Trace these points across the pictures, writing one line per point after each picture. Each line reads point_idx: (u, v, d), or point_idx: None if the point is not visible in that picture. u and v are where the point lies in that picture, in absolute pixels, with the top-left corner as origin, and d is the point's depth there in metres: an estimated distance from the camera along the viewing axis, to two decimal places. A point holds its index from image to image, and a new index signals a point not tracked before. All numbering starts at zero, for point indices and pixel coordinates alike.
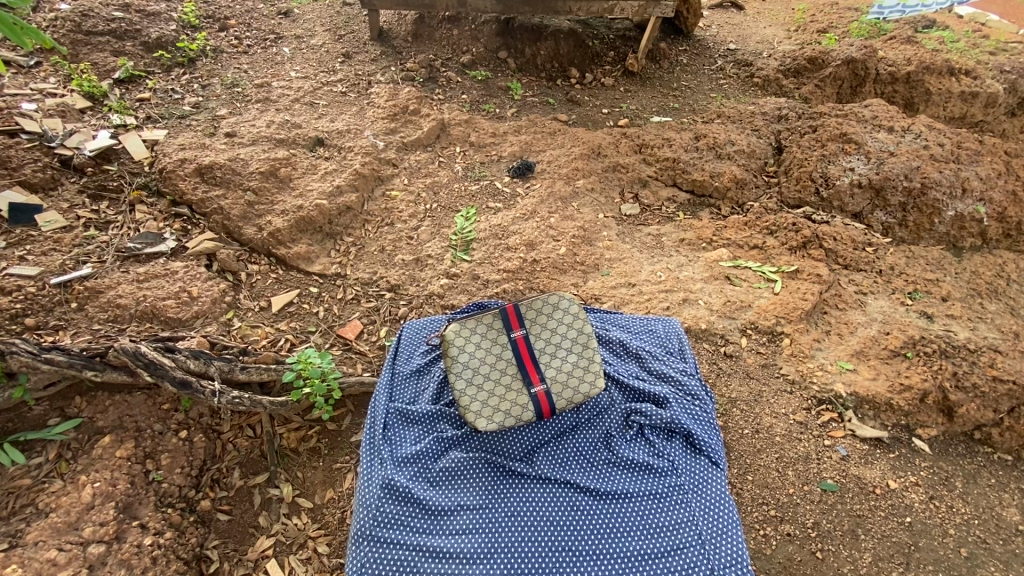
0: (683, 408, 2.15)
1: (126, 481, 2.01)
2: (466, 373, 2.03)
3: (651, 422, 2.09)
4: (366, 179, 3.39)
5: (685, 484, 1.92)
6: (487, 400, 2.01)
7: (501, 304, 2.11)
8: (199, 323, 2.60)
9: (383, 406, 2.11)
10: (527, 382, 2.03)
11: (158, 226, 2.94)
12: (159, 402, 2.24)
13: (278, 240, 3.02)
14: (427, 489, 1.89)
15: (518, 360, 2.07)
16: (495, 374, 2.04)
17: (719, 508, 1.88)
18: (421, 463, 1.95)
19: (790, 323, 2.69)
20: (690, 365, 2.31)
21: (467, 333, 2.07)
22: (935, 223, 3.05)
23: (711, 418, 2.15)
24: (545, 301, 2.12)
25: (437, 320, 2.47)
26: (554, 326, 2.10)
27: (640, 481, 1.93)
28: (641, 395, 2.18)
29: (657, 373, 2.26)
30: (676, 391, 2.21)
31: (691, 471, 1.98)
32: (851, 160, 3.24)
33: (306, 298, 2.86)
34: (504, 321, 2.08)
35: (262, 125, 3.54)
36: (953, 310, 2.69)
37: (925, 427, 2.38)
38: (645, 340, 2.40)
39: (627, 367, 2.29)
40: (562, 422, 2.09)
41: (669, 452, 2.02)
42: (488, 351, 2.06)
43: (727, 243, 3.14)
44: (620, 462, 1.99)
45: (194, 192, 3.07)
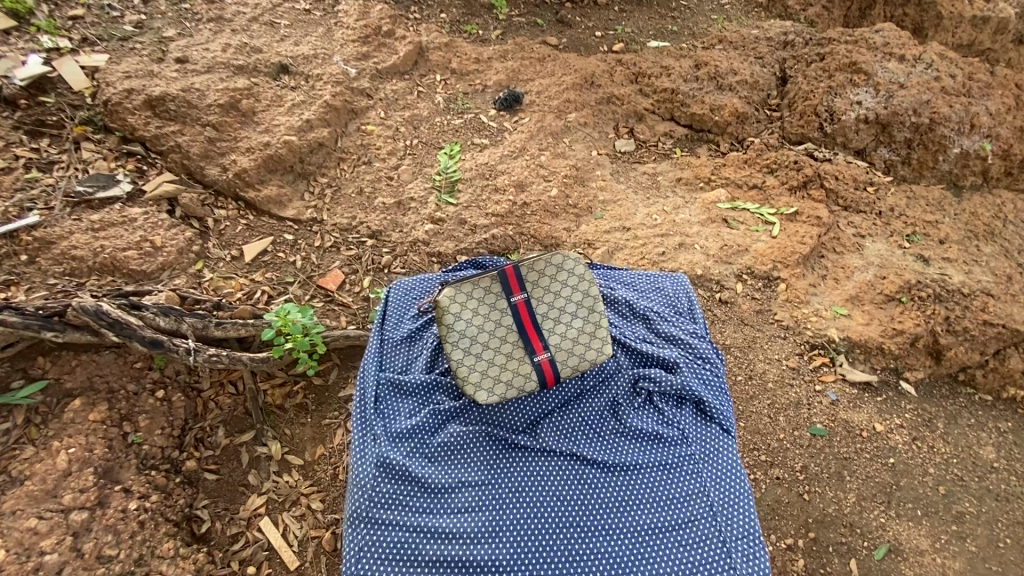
0: (693, 373, 2.09)
1: (104, 445, 1.92)
2: (463, 342, 1.92)
3: (660, 389, 2.04)
4: (338, 113, 3.10)
5: (695, 454, 1.91)
6: (487, 372, 1.92)
7: (500, 266, 1.95)
8: (166, 275, 2.42)
9: (374, 376, 2.01)
10: (530, 350, 1.94)
11: (109, 166, 2.66)
12: (131, 361, 2.11)
13: (246, 182, 2.78)
14: (428, 466, 1.84)
15: (519, 325, 1.95)
16: (495, 341, 1.93)
17: (729, 475, 1.87)
18: (419, 438, 1.89)
19: (786, 268, 2.63)
20: (699, 326, 2.23)
21: (463, 299, 1.93)
22: (938, 161, 2.94)
23: (721, 382, 2.10)
24: (548, 262, 1.97)
25: (427, 280, 2.32)
26: (558, 289, 1.98)
27: (649, 451, 1.91)
28: (650, 361, 2.11)
29: (664, 336, 2.19)
30: (685, 354, 2.15)
31: (700, 439, 1.96)
32: (859, 92, 3.05)
33: (281, 246, 2.68)
34: (503, 284, 1.95)
35: (217, 49, 3.14)
36: (950, 253, 2.64)
37: (913, 370, 2.40)
38: (653, 300, 2.30)
39: (634, 329, 2.21)
40: (566, 391, 2.02)
41: (679, 420, 1.99)
42: (487, 317, 1.94)
43: (725, 182, 3.00)
44: (628, 432, 1.95)
45: (147, 127, 2.76)
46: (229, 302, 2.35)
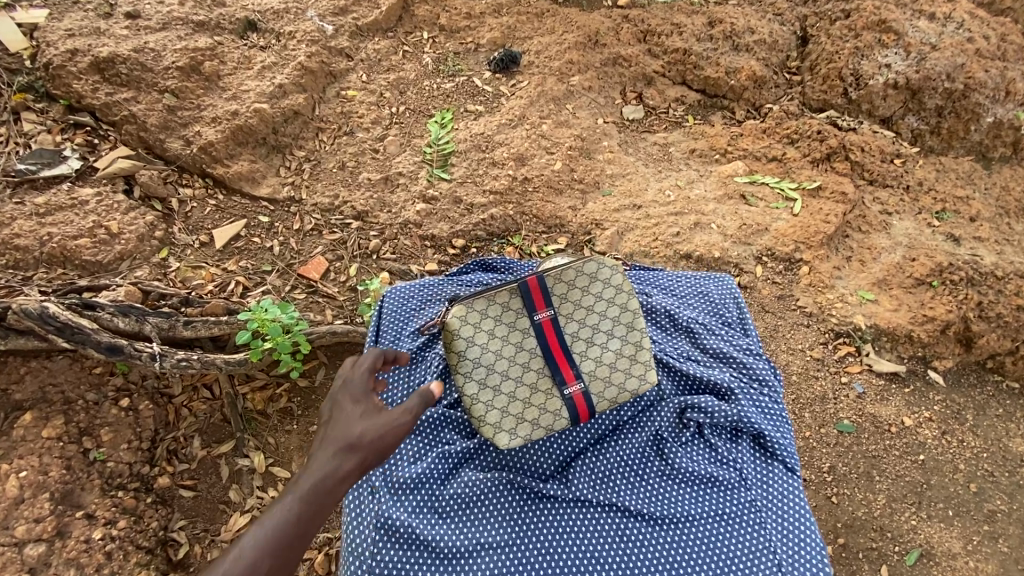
0: (749, 400, 1.80)
1: (61, 466, 1.70)
2: (478, 373, 1.63)
3: (712, 420, 1.74)
4: (315, 76, 2.76)
5: (757, 500, 1.62)
6: (508, 408, 1.64)
7: (522, 277, 1.63)
8: (126, 265, 2.14)
9: None
10: (560, 382, 1.65)
11: (54, 140, 2.33)
12: (89, 366, 1.86)
13: (213, 157, 2.46)
14: (438, 524, 1.55)
15: (545, 350, 1.65)
16: (517, 370, 1.64)
17: (798, 526, 1.59)
18: (425, 489, 1.60)
19: (809, 249, 2.43)
20: (753, 341, 1.94)
21: (477, 318, 1.62)
22: (970, 130, 2.72)
23: (781, 409, 1.81)
24: (578, 271, 1.65)
25: (427, 291, 2.05)
26: (592, 304, 1.67)
27: (702, 498, 1.63)
28: (698, 385, 1.81)
29: (714, 353, 1.89)
30: (739, 375, 1.85)
31: (762, 481, 1.67)
32: (888, 54, 2.79)
33: (256, 230, 2.40)
34: (526, 301, 1.63)
35: (173, 2, 2.75)
36: (981, 232, 2.47)
37: (941, 359, 2.26)
38: (697, 308, 2.01)
39: (678, 345, 1.91)
40: (599, 425, 1.74)
41: (736, 458, 1.70)
42: (506, 342, 1.64)
43: (743, 154, 2.76)
44: (676, 474, 1.67)
45: (96, 94, 2.41)
46: (199, 296, 2.09)
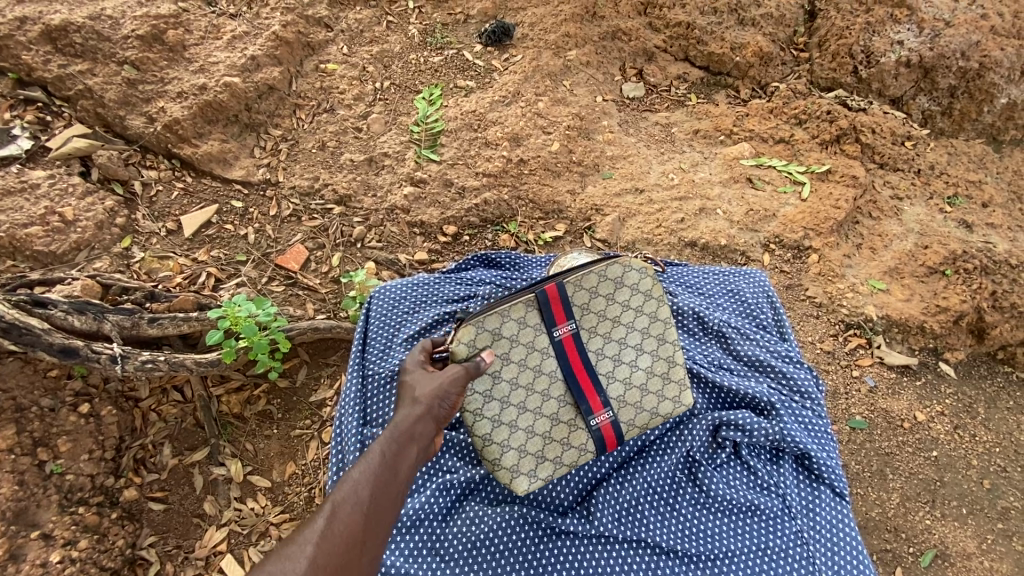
0: (791, 413, 1.65)
1: (12, 482, 1.53)
2: (495, 404, 1.47)
3: (751, 440, 1.61)
4: (291, 48, 2.53)
5: (802, 530, 1.50)
6: (529, 444, 1.49)
7: (542, 283, 1.46)
8: (83, 256, 1.94)
9: (356, 432, 1.62)
10: (589, 410, 1.51)
11: (1, 117, 2.10)
12: (44, 369, 1.67)
13: (180, 136, 2.25)
14: (446, 570, 1.45)
15: (569, 370, 1.50)
16: (538, 398, 1.49)
17: (846, 557, 1.47)
18: (428, 529, 1.50)
19: (819, 236, 2.33)
20: (791, 349, 1.80)
21: (493, 339, 1.44)
22: (983, 111, 2.62)
23: (825, 424, 1.67)
24: (601, 276, 1.49)
25: (416, 292, 1.88)
26: (619, 314, 1.52)
27: (740, 530, 1.51)
28: (736, 401, 1.67)
29: (748, 362, 1.74)
30: (779, 388, 1.70)
31: (806, 508, 1.55)
32: (901, 30, 2.65)
33: (230, 217, 2.21)
34: (549, 314, 1.47)
35: None
36: (994, 218, 2.38)
37: (952, 350, 2.18)
38: (727, 309, 1.88)
39: (709, 353, 1.77)
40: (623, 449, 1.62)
41: (778, 483, 1.57)
42: (525, 365, 1.47)
43: (749, 135, 2.62)
44: (712, 503, 1.54)
45: (45, 65, 2.17)
46: (166, 291, 1.91)
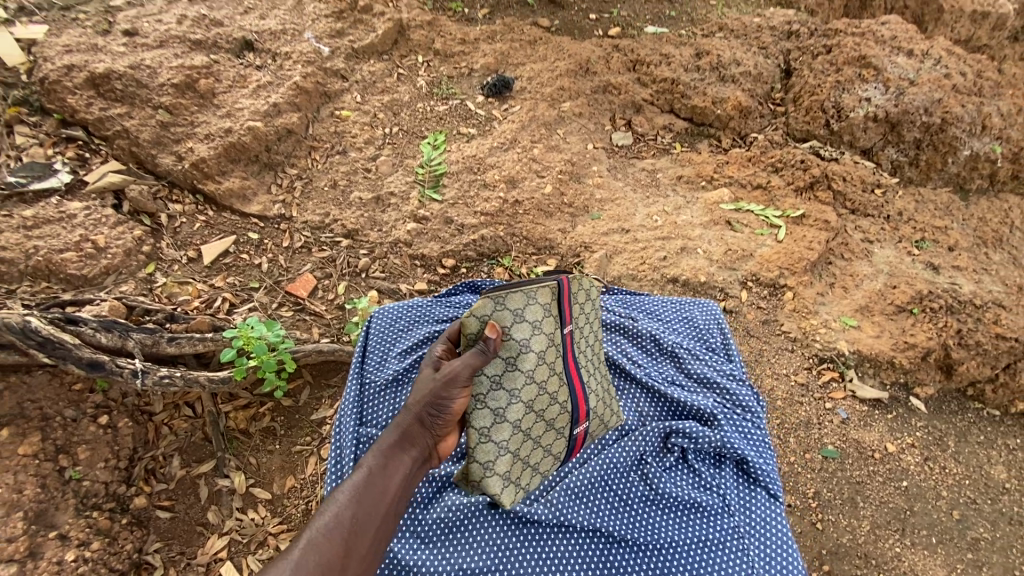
0: (732, 425, 1.78)
1: (35, 484, 1.66)
2: (502, 398, 1.47)
3: (696, 446, 1.72)
4: (310, 96, 2.80)
5: (739, 526, 1.59)
6: (522, 448, 1.51)
7: (564, 278, 1.55)
8: (111, 280, 2.12)
9: (353, 430, 1.74)
10: (577, 416, 1.58)
11: (44, 153, 2.32)
12: (69, 382, 1.83)
13: (205, 173, 2.47)
14: (420, 549, 1.52)
15: (566, 369, 1.57)
16: (541, 397, 1.51)
17: (781, 555, 1.55)
18: (408, 512, 1.59)
19: (793, 275, 2.48)
20: (736, 366, 1.93)
21: (517, 323, 1.45)
22: (948, 162, 2.80)
23: (764, 434, 1.79)
24: (591, 291, 1.64)
25: (415, 312, 2.04)
26: (595, 332, 1.70)
27: (685, 524, 1.60)
28: (683, 410, 1.80)
29: (697, 378, 1.88)
30: (722, 401, 1.84)
31: (744, 507, 1.64)
32: (868, 88, 2.89)
33: (246, 247, 2.40)
34: (564, 310, 1.54)
35: (172, 20, 2.80)
36: (960, 261, 2.53)
37: (922, 385, 2.30)
38: (682, 332, 2.02)
39: (662, 369, 1.92)
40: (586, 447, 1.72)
41: (719, 485, 1.68)
42: (537, 360, 1.48)
43: (728, 181, 2.83)
44: (660, 499, 1.64)
45: (89, 109, 2.42)
46: (185, 313, 2.07)
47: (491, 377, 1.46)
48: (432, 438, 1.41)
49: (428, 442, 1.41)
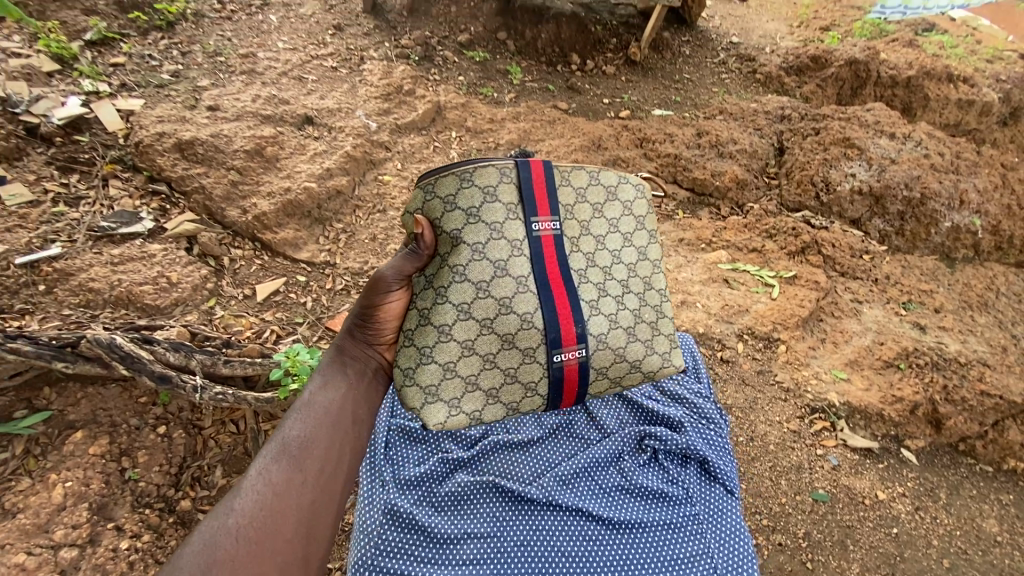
0: (700, 432, 1.88)
1: (101, 480, 1.91)
2: (430, 299, 1.57)
3: (665, 447, 1.82)
4: (357, 162, 3.25)
5: (700, 514, 1.68)
6: (459, 363, 1.56)
7: (523, 161, 1.60)
8: (178, 311, 2.45)
9: (384, 420, 1.86)
10: (553, 335, 1.57)
11: (133, 204, 2.75)
12: (136, 395, 2.10)
13: (264, 224, 2.87)
14: (432, 515, 1.64)
15: (539, 267, 1.58)
16: (483, 302, 1.55)
17: (736, 544, 1.66)
18: (427, 486, 1.70)
19: (786, 329, 2.67)
20: (704, 386, 2.05)
21: (447, 211, 1.56)
22: (931, 233, 3.06)
23: (726, 442, 1.89)
24: (575, 186, 1.66)
25: None
26: (595, 237, 1.67)
27: (654, 510, 1.69)
28: (654, 418, 1.91)
29: (670, 393, 2.00)
30: (690, 414, 1.95)
31: (707, 499, 1.74)
32: (853, 166, 3.22)
33: (294, 287, 2.75)
34: (524, 197, 1.58)
35: (248, 100, 3.34)
36: (945, 322, 2.70)
37: (913, 438, 2.40)
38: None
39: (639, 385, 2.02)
40: (572, 442, 1.84)
41: (684, 478, 1.77)
42: (495, 245, 1.56)
43: (726, 244, 3.10)
44: (633, 488, 1.72)
45: (174, 169, 2.88)
46: (238, 341, 2.38)
47: (426, 277, 1.60)
48: (371, 350, 1.69)
49: (369, 354, 1.69)
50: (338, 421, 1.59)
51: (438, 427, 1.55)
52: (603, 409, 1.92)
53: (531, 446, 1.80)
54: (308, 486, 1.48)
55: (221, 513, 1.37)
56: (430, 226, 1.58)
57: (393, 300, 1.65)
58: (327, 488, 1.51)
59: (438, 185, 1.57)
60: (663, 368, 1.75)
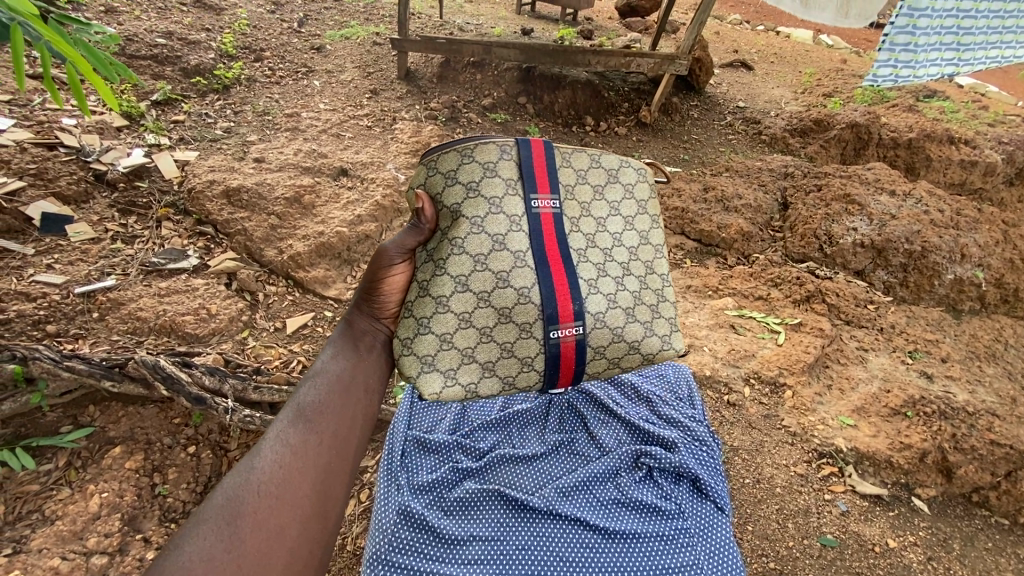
0: (691, 453, 2.10)
1: (134, 493, 2.03)
2: (429, 271, 1.64)
3: (660, 464, 2.04)
4: (386, 210, 3.52)
5: (690, 527, 1.85)
6: (457, 336, 1.61)
7: (523, 141, 1.71)
8: (215, 339, 2.61)
9: (402, 433, 2.08)
10: (548, 311, 1.63)
11: (182, 243, 3.00)
12: (171, 416, 2.25)
13: (298, 263, 3.11)
14: (442, 518, 1.84)
15: (536, 243, 1.65)
16: (481, 275, 1.62)
17: (725, 556, 1.81)
18: (437, 491, 1.94)
19: (792, 375, 2.70)
20: (699, 412, 2.30)
21: (448, 185, 1.67)
22: (935, 285, 3.21)
23: (717, 465, 2.10)
24: (574, 172, 1.77)
25: None
26: (591, 221, 1.76)
27: (648, 522, 1.87)
28: (651, 438, 2.16)
29: (665, 418, 2.25)
30: (684, 436, 2.18)
31: (698, 514, 1.92)
32: (854, 220, 3.39)
33: (321, 322, 2.95)
34: (524, 175, 1.69)
35: (290, 153, 3.70)
36: (952, 371, 2.75)
37: (924, 486, 2.39)
38: (656, 384, 2.42)
39: (638, 410, 2.30)
40: (572, 460, 2.10)
41: (677, 495, 1.97)
42: (496, 219, 1.64)
43: (732, 292, 3.23)
44: (628, 502, 1.93)
45: (220, 213, 3.16)
46: (267, 368, 2.54)
47: (428, 251, 1.68)
48: (378, 321, 1.72)
49: (376, 325, 1.71)
50: (349, 388, 1.60)
51: (434, 397, 1.58)
52: (601, 431, 2.18)
53: (534, 461, 2.06)
54: (322, 449, 1.48)
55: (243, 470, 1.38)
56: (431, 201, 1.69)
57: (396, 271, 1.70)
58: (340, 451, 1.51)
59: (441, 161, 1.68)
60: (663, 351, 1.78)
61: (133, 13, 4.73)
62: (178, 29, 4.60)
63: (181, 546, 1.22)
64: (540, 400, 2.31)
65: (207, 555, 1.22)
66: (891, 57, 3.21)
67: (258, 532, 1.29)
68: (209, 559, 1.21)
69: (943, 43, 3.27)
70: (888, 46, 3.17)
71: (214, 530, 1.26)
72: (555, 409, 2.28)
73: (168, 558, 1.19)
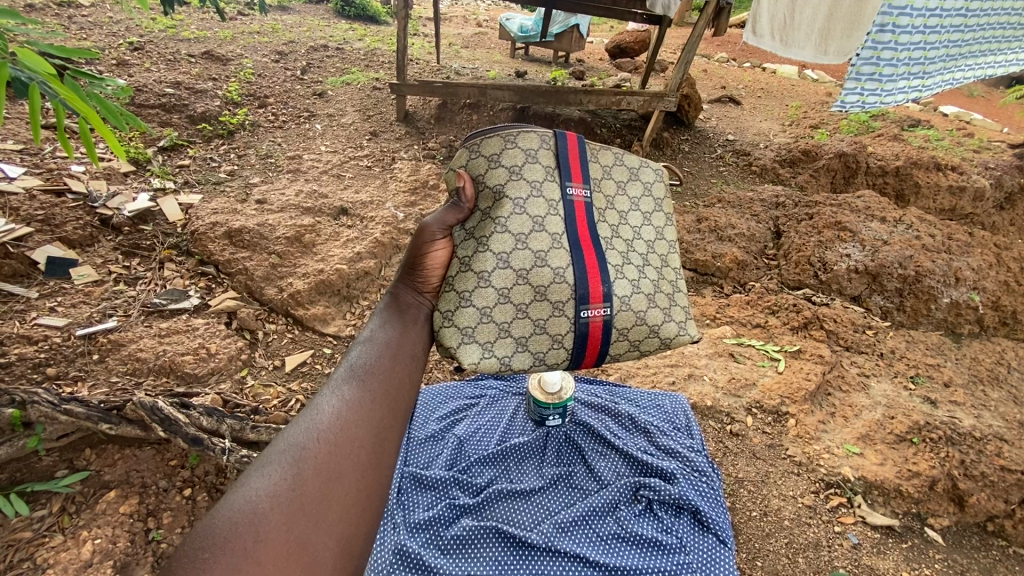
0: (690, 484, 2.09)
1: (127, 539, 1.94)
2: (471, 247, 1.50)
3: (659, 497, 2.02)
4: (385, 247, 3.56)
5: (692, 563, 1.83)
6: (495, 310, 1.48)
7: (561, 131, 1.62)
8: (213, 379, 2.59)
9: (399, 469, 2.10)
10: (581, 290, 1.49)
11: (183, 284, 3.02)
12: (167, 458, 2.20)
13: (297, 301, 3.11)
14: (438, 557, 1.81)
15: (570, 230, 1.53)
16: (521, 253, 1.48)
17: None
18: (434, 529, 1.89)
19: (794, 403, 2.65)
20: (697, 441, 2.28)
21: (490, 167, 1.55)
22: (932, 309, 3.25)
23: (718, 496, 2.07)
24: (604, 166, 1.67)
25: (453, 387, 2.56)
26: (622, 213, 1.65)
27: (649, 558, 1.84)
28: (650, 471, 2.14)
29: (663, 448, 2.23)
30: (684, 467, 2.17)
31: (700, 549, 1.88)
32: (847, 247, 3.51)
33: (319, 359, 2.93)
34: (561, 163, 1.58)
35: (292, 194, 3.79)
36: (955, 396, 2.73)
37: (936, 516, 2.30)
38: (653, 415, 2.40)
39: (636, 441, 2.28)
40: (572, 496, 2.07)
41: (678, 528, 1.94)
42: (539, 201, 1.52)
43: (729, 320, 3.25)
44: (629, 537, 1.90)
45: (222, 253, 3.21)
46: (266, 408, 2.52)
47: (467, 229, 1.55)
48: (423, 292, 1.55)
49: (422, 296, 1.55)
50: (400, 351, 1.43)
51: (472, 369, 1.44)
52: (600, 463, 2.18)
53: (533, 496, 2.04)
54: (381, 405, 1.32)
55: (294, 429, 1.20)
56: (472, 180, 1.58)
57: (437, 247, 1.56)
58: (399, 410, 1.35)
59: (483, 143, 1.58)
60: (679, 337, 1.64)
61: (143, 66, 4.96)
62: (185, 79, 4.81)
63: (243, 487, 1.07)
64: (537, 432, 2.28)
65: (271, 496, 1.07)
66: (858, 85, 3.33)
67: (318, 482, 1.13)
68: (272, 500, 1.06)
69: (910, 73, 3.39)
70: (854, 75, 3.29)
71: (278, 471, 1.11)
72: (553, 441, 2.27)
73: (230, 497, 1.04)
